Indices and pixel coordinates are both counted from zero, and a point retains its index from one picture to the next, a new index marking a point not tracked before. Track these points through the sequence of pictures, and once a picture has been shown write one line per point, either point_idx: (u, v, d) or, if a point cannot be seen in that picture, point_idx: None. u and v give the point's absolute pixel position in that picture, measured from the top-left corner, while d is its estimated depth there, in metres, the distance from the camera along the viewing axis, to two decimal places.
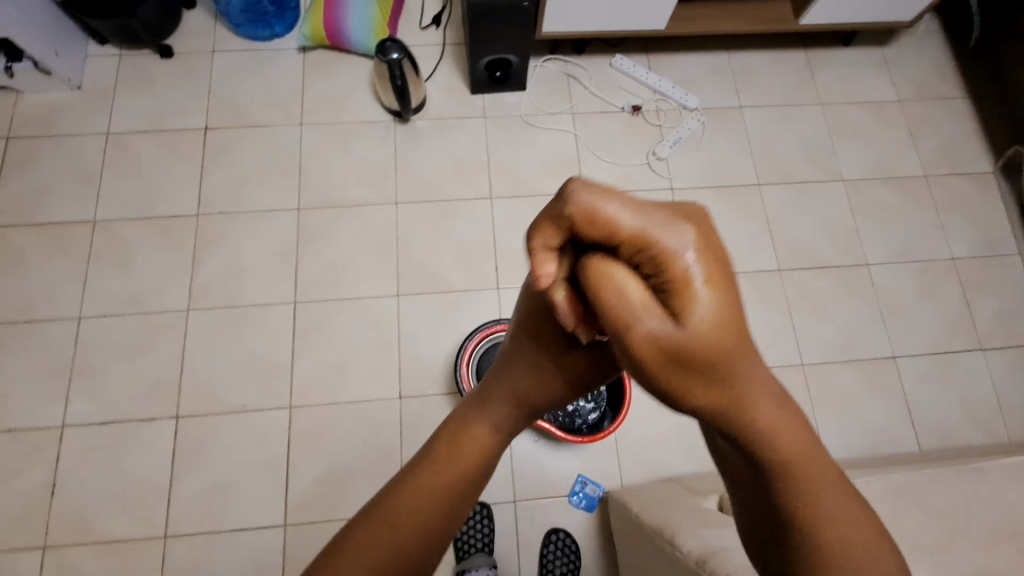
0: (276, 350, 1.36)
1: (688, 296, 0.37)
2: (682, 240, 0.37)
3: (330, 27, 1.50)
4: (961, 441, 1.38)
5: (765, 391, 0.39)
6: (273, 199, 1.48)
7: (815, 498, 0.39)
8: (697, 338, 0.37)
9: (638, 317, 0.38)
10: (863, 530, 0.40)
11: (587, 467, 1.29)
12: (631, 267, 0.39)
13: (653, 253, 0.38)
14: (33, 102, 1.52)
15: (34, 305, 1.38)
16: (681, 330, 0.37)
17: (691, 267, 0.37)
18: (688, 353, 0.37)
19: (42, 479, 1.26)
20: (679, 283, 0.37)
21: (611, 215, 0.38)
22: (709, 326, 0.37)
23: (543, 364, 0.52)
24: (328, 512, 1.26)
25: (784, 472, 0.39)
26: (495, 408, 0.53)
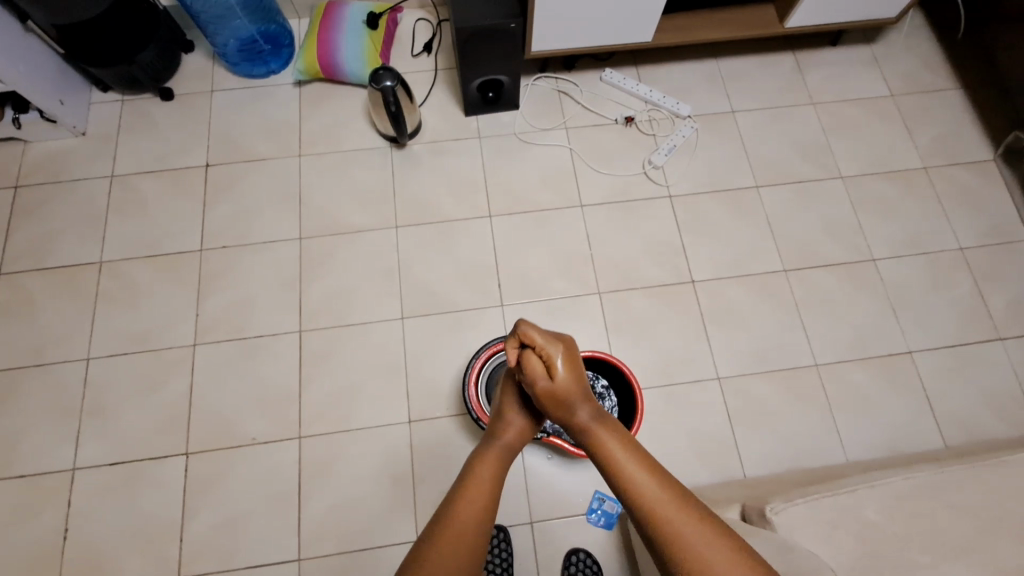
0: (283, 380, 1.36)
1: (559, 372, 0.73)
2: (556, 344, 0.74)
3: (324, 60, 1.54)
4: (988, 435, 1.34)
5: (625, 442, 0.68)
6: (275, 230, 1.49)
7: (668, 517, 0.61)
8: (566, 395, 0.72)
9: (537, 382, 0.73)
10: (698, 537, 0.59)
11: (603, 483, 1.26)
12: (535, 356, 0.74)
13: (544, 351, 0.74)
14: (39, 150, 1.56)
15: (44, 349, 1.39)
16: (558, 389, 0.72)
17: (561, 356, 0.74)
18: (562, 401, 0.72)
19: (54, 523, 1.25)
20: (554, 365, 0.73)
21: (530, 333, 0.74)
22: (574, 390, 0.73)
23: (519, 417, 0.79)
24: (341, 543, 1.23)
25: (642, 498, 0.62)
26: (493, 447, 0.76)
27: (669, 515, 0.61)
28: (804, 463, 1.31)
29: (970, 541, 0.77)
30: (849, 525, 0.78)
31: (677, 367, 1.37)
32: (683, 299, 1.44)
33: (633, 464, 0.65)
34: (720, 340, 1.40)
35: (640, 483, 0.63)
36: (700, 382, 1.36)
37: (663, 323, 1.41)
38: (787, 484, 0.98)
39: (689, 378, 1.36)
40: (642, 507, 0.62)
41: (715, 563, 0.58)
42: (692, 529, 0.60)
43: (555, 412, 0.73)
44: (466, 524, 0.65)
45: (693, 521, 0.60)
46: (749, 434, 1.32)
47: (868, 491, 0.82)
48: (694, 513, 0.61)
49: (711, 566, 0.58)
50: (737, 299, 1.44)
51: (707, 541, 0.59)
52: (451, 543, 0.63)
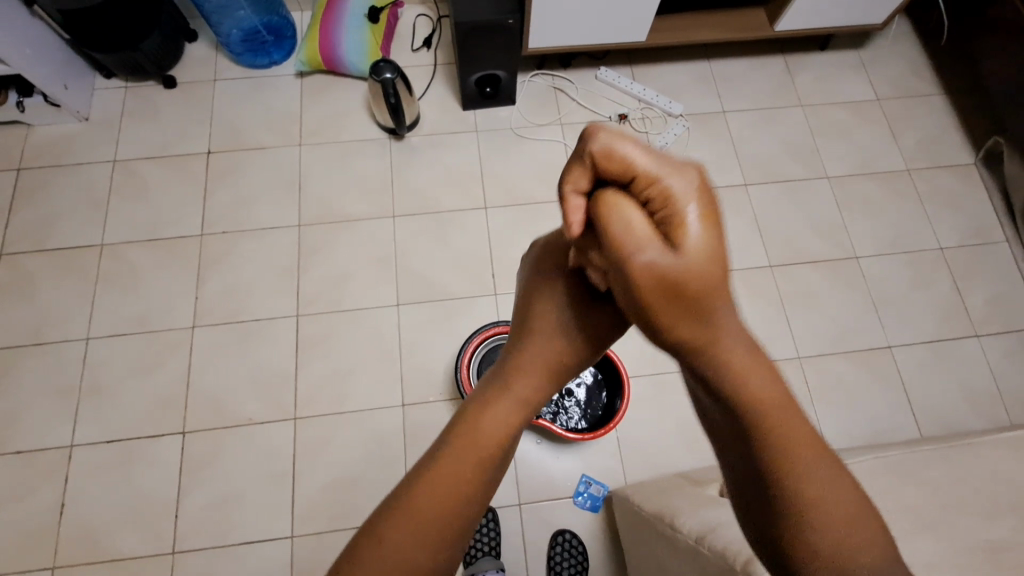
0: (279, 363, 1.39)
1: (690, 239, 0.42)
2: (684, 180, 0.43)
3: (326, 52, 1.57)
4: (963, 427, 1.39)
5: (753, 357, 0.45)
6: (273, 217, 1.52)
7: (793, 461, 0.43)
8: (695, 278, 0.42)
9: (641, 255, 0.43)
10: (825, 491, 0.43)
11: (590, 467, 1.29)
12: (635, 204, 0.44)
13: (659, 191, 0.43)
14: (42, 134, 1.59)
15: (44, 329, 1.41)
16: (683, 269, 0.42)
17: (691, 208, 0.43)
18: (681, 291, 0.43)
19: (51, 499, 1.27)
20: (682, 222, 0.43)
21: (621, 150, 0.44)
22: (707, 269, 0.42)
23: (563, 333, 0.57)
24: (335, 521, 1.27)
25: (767, 434, 0.44)
26: (522, 368, 0.56)
27: (790, 458, 0.43)
28: None
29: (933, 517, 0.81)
30: None
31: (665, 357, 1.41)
32: None
33: (764, 391, 0.45)
34: None
35: (767, 413, 0.44)
36: None
37: None
38: None
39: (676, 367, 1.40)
40: (765, 437, 0.44)
41: (834, 518, 0.42)
42: (818, 477, 0.43)
43: (669, 312, 0.44)
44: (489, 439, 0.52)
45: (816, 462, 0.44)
46: None
47: None
48: (821, 460, 0.44)
49: (829, 525, 0.42)
50: None
51: (836, 486, 0.43)
52: (461, 467, 0.49)
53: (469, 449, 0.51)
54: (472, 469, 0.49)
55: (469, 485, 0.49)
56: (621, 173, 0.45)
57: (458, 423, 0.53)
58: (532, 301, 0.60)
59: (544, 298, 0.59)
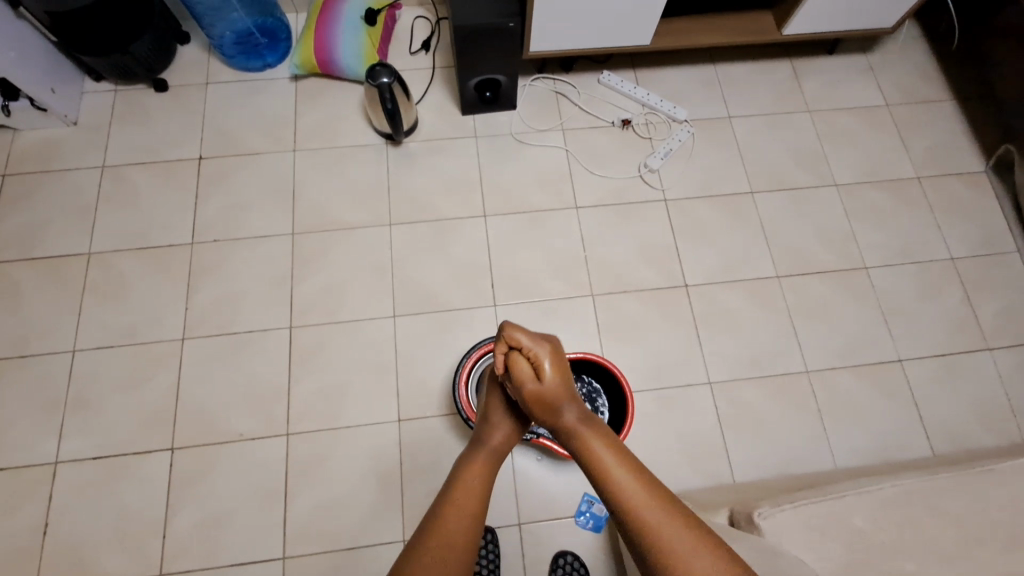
0: (272, 376, 1.34)
1: (547, 373, 0.80)
2: (545, 347, 0.81)
3: (321, 55, 1.53)
4: (975, 444, 1.35)
5: (603, 438, 0.76)
6: (267, 225, 1.48)
7: (646, 512, 0.67)
8: (559, 395, 0.80)
9: (524, 384, 0.79)
10: (669, 523, 0.67)
11: (593, 485, 1.25)
12: (524, 359, 0.81)
13: (533, 352, 0.80)
14: (28, 138, 1.54)
15: (28, 340, 1.37)
16: (544, 391, 0.79)
17: (548, 356, 0.81)
18: (547, 402, 0.79)
19: (34, 518, 1.23)
20: (546, 366, 0.80)
21: (516, 335, 0.81)
22: (561, 392, 0.80)
23: (507, 423, 0.86)
24: (328, 541, 1.22)
25: (625, 500, 0.69)
26: (480, 454, 0.82)
27: (641, 505, 0.68)
28: (794, 469, 1.31)
29: (955, 549, 0.77)
30: (837, 532, 0.78)
31: (669, 370, 1.37)
32: (676, 303, 1.44)
33: (619, 461, 0.72)
34: (712, 345, 1.40)
35: (619, 481, 0.70)
36: (691, 386, 1.36)
37: (655, 326, 1.41)
38: (777, 490, 0.98)
39: (680, 381, 1.36)
40: (622, 500, 0.69)
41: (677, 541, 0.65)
42: (661, 518, 0.67)
43: (543, 414, 0.80)
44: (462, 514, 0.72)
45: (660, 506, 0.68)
46: (739, 439, 1.32)
47: (856, 497, 0.82)
48: (666, 501, 0.69)
49: (678, 545, 0.65)
50: (730, 304, 1.44)
51: (671, 521, 0.67)
52: (445, 535, 0.70)
53: (458, 511, 0.72)
54: (453, 535, 0.70)
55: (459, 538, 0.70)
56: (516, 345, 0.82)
57: (438, 505, 0.74)
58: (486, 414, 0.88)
59: (495, 409, 0.87)
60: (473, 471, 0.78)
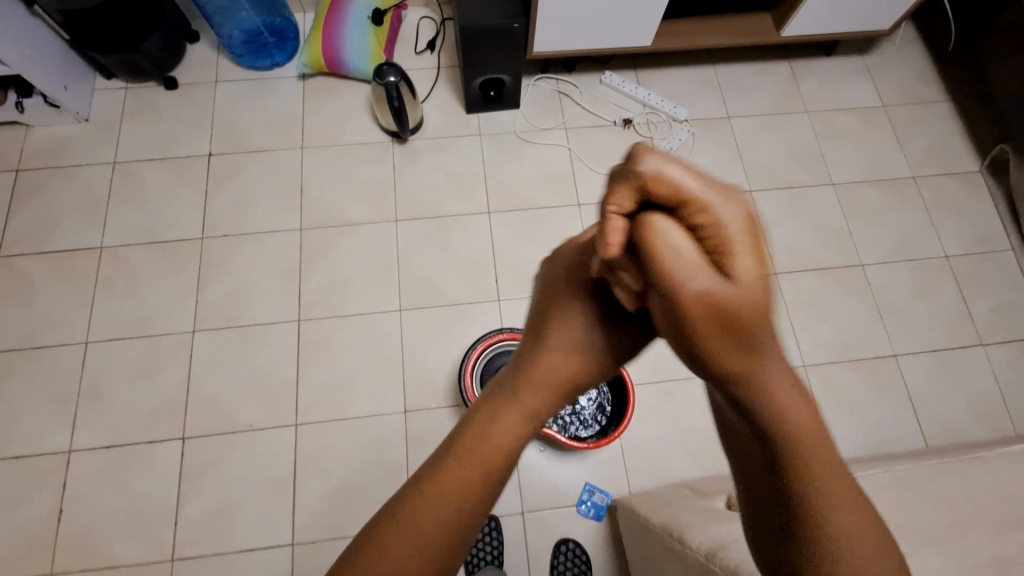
0: (280, 369, 1.37)
1: (730, 258, 0.43)
2: (730, 202, 0.43)
3: (329, 54, 1.56)
4: (967, 437, 1.38)
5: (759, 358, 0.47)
6: (275, 220, 1.51)
7: (819, 479, 0.44)
8: (729, 296, 0.43)
9: (675, 270, 0.44)
10: (833, 491, 0.43)
11: (594, 476, 1.28)
12: (676, 223, 0.44)
13: (703, 215, 0.43)
14: (41, 134, 1.57)
15: (42, 332, 1.39)
16: (717, 292, 0.43)
17: (732, 221, 0.43)
18: (707, 312, 0.44)
19: (49, 505, 1.26)
20: (723, 241, 0.43)
21: (668, 172, 0.43)
22: (752, 298, 0.43)
23: (580, 339, 0.58)
24: (336, 529, 1.25)
25: (798, 459, 0.44)
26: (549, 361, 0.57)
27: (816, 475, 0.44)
28: None
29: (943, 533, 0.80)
30: None
31: (669, 364, 1.40)
32: None
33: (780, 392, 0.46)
34: None
35: (793, 438, 0.45)
36: (691, 380, 1.39)
37: None
38: None
39: (680, 375, 1.39)
40: (794, 457, 0.44)
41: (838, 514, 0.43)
42: (840, 492, 0.43)
43: (704, 336, 0.45)
44: (512, 427, 0.52)
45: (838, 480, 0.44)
46: None
47: None
48: (834, 465, 0.45)
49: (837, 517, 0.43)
50: None
51: (836, 489, 0.44)
52: (484, 457, 0.49)
53: (491, 439, 0.50)
54: (495, 452, 0.50)
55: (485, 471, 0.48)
56: (666, 196, 0.44)
57: (474, 424, 0.51)
58: (562, 310, 0.60)
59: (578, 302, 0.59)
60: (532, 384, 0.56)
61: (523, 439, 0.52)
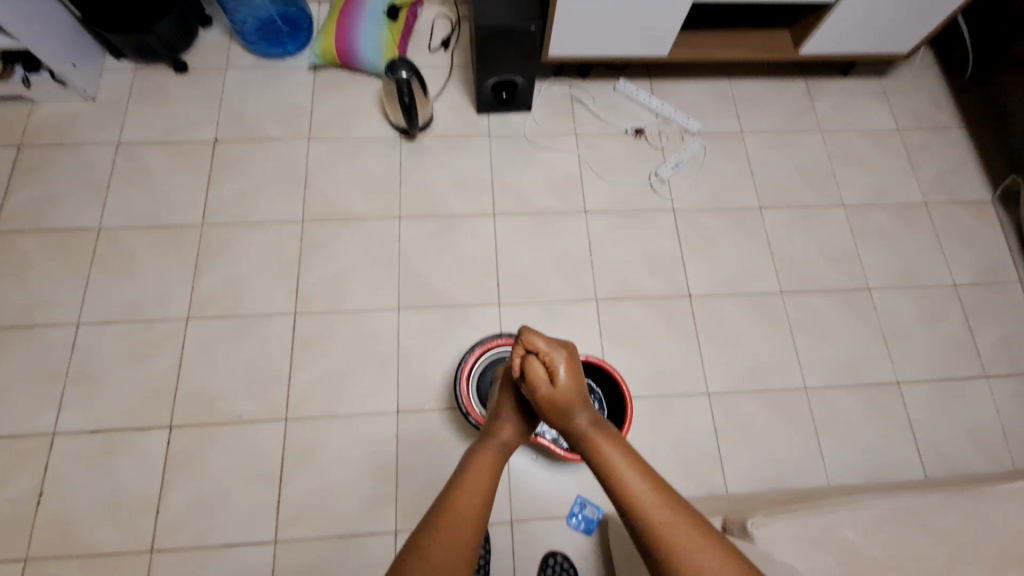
0: (274, 361, 1.35)
1: (562, 381, 0.82)
2: (561, 353, 0.84)
3: (341, 46, 1.55)
4: (967, 469, 1.35)
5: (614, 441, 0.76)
6: (277, 211, 1.49)
7: (650, 505, 0.67)
8: (572, 399, 0.81)
9: (539, 388, 0.81)
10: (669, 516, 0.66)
11: (586, 488, 1.26)
12: (539, 363, 0.83)
13: (550, 358, 0.83)
14: (47, 111, 1.55)
15: (34, 311, 1.37)
16: (558, 396, 0.81)
17: (563, 362, 0.83)
18: (561, 407, 0.81)
19: (29, 488, 1.23)
20: (560, 374, 0.82)
21: (535, 341, 0.83)
22: (574, 399, 0.82)
23: (514, 421, 0.86)
24: (320, 529, 1.22)
25: (621, 473, 0.71)
26: (491, 448, 0.81)
27: (653, 508, 0.67)
28: (786, 484, 1.31)
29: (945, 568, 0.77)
30: (830, 545, 0.78)
31: (668, 379, 1.38)
32: (679, 312, 1.45)
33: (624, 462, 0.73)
34: (712, 356, 1.41)
35: (628, 481, 0.70)
36: (690, 396, 1.37)
37: (656, 334, 1.42)
38: (767, 502, 0.99)
39: (679, 391, 1.37)
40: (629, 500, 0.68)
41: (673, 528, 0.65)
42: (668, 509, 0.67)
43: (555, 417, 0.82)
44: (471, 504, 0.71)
45: (672, 508, 0.67)
46: (733, 450, 1.33)
47: (849, 512, 0.83)
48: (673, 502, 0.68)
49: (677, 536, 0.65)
50: (732, 317, 1.45)
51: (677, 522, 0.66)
52: (443, 534, 0.68)
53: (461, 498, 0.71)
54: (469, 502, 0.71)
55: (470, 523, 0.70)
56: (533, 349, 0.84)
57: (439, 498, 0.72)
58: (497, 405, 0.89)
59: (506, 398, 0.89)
60: (479, 467, 0.76)
61: (481, 519, 0.71)
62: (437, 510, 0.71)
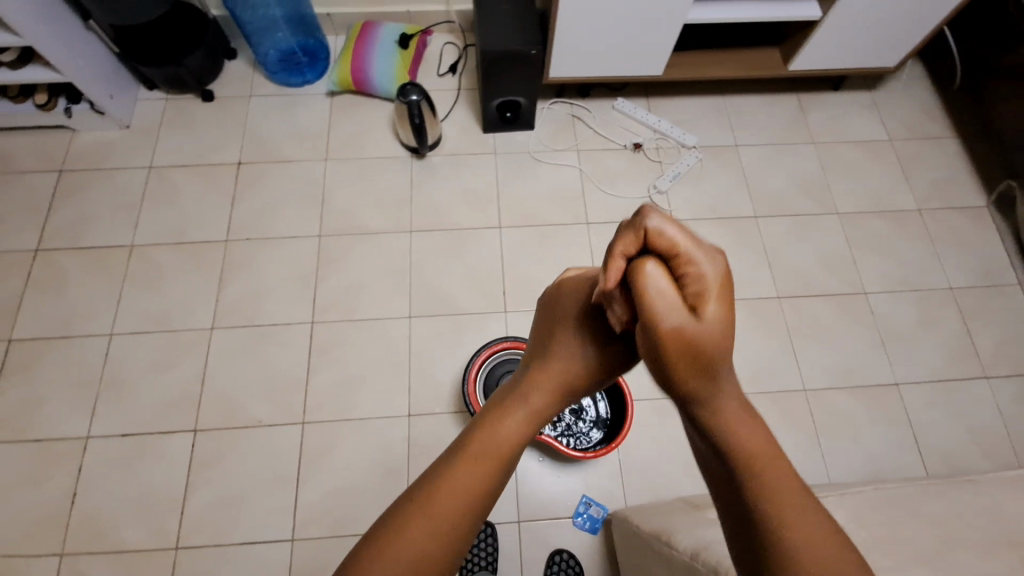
0: (292, 368, 1.42)
1: (707, 307, 0.50)
2: (708, 261, 0.50)
3: (356, 73, 1.66)
4: (970, 469, 1.37)
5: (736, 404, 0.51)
6: (296, 227, 1.58)
7: (780, 503, 0.44)
8: (706, 343, 0.50)
9: (661, 314, 0.50)
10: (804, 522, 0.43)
11: (591, 488, 1.30)
12: (665, 270, 0.51)
13: (690, 268, 0.51)
14: (85, 139, 1.68)
15: (70, 323, 1.47)
16: (695, 332, 0.50)
17: (713, 284, 0.50)
18: (689, 349, 0.50)
19: (63, 489, 1.31)
20: (703, 297, 0.50)
21: (667, 229, 0.50)
22: (718, 339, 0.50)
23: (578, 352, 0.61)
24: (335, 528, 1.28)
25: (738, 441, 0.48)
26: (547, 383, 0.59)
27: (773, 484, 0.45)
28: None
29: None
30: None
31: None
32: None
33: (750, 434, 0.48)
34: None
35: (758, 465, 0.46)
36: None
37: None
38: (763, 494, 1.03)
39: None
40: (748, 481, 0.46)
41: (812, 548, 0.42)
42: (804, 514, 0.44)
43: (678, 366, 0.51)
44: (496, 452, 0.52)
45: (815, 521, 0.44)
46: None
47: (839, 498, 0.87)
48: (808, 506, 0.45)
49: (816, 555, 0.42)
50: (731, 321, 1.49)
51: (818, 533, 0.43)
52: (468, 475, 0.49)
53: (479, 464, 0.50)
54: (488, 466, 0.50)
55: (471, 503, 0.49)
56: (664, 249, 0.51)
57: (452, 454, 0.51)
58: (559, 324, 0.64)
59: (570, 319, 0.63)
60: (519, 412, 0.55)
61: (495, 490, 0.51)
62: (465, 442, 0.52)
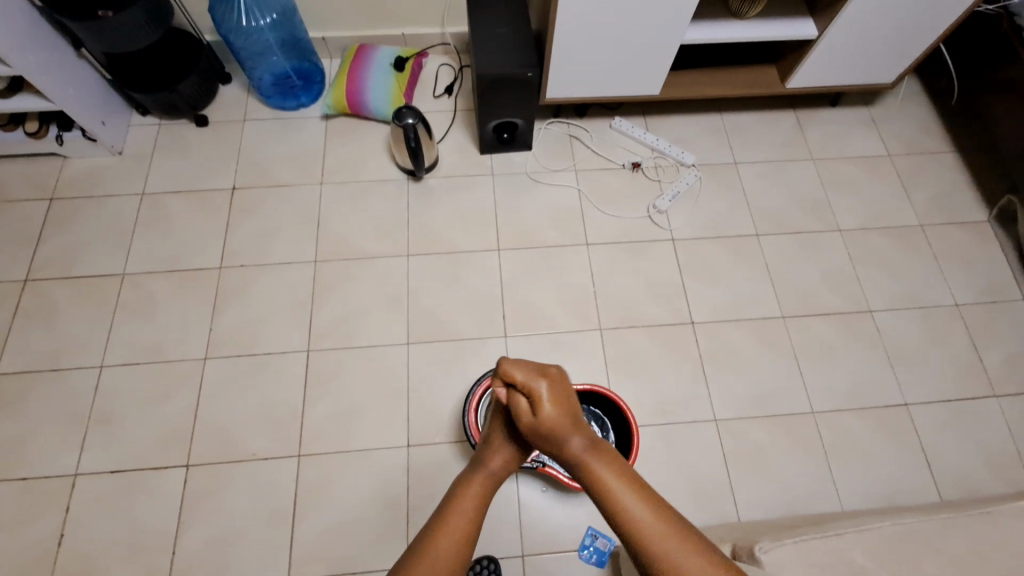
0: (287, 398, 1.39)
1: (547, 408, 0.72)
2: (542, 381, 0.73)
3: (352, 96, 1.65)
4: (984, 492, 1.33)
5: (614, 467, 0.69)
6: (292, 252, 1.55)
7: (648, 530, 0.63)
8: (562, 429, 0.71)
9: (524, 416, 0.73)
10: (659, 526, 0.64)
11: (597, 519, 1.26)
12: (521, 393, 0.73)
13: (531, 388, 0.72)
14: (77, 166, 1.66)
15: (60, 355, 1.43)
16: (548, 426, 0.71)
17: (547, 393, 0.72)
18: (552, 436, 0.72)
19: (50, 529, 1.26)
20: (544, 402, 0.72)
21: (511, 370, 0.73)
22: (565, 423, 0.71)
23: (507, 446, 0.79)
24: (332, 566, 1.23)
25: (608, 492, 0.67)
26: (479, 475, 0.76)
27: (646, 522, 0.64)
28: (799, 510, 1.30)
29: None
30: (837, 569, 0.79)
31: (675, 407, 1.39)
32: (683, 340, 1.47)
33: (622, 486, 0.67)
34: (718, 383, 1.42)
35: (625, 505, 0.65)
36: (697, 423, 1.37)
37: (661, 362, 1.44)
38: (776, 527, 1.00)
39: (686, 418, 1.38)
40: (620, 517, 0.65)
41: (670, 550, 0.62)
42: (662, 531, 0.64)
43: (547, 445, 0.73)
44: (458, 530, 0.68)
45: (673, 533, 0.63)
46: (742, 476, 1.33)
47: (855, 535, 0.84)
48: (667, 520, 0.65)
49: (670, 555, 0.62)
50: (735, 342, 1.47)
51: (674, 542, 0.63)
52: (444, 541, 0.67)
53: (445, 538, 0.67)
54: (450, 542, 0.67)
55: (450, 556, 0.67)
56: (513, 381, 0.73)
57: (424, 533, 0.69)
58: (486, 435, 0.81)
59: (495, 430, 0.80)
60: (465, 501, 0.72)
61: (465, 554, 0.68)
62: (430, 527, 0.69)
